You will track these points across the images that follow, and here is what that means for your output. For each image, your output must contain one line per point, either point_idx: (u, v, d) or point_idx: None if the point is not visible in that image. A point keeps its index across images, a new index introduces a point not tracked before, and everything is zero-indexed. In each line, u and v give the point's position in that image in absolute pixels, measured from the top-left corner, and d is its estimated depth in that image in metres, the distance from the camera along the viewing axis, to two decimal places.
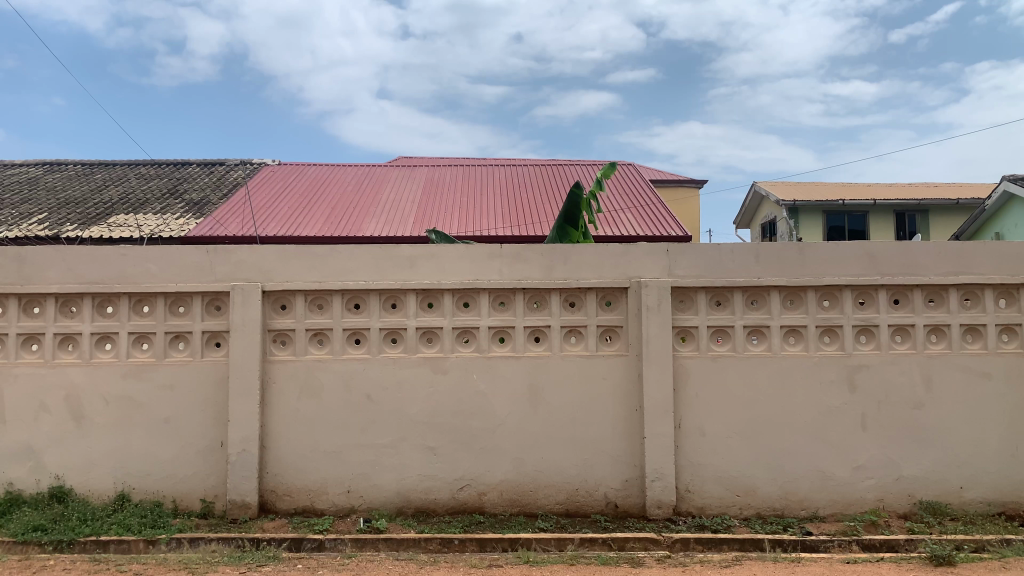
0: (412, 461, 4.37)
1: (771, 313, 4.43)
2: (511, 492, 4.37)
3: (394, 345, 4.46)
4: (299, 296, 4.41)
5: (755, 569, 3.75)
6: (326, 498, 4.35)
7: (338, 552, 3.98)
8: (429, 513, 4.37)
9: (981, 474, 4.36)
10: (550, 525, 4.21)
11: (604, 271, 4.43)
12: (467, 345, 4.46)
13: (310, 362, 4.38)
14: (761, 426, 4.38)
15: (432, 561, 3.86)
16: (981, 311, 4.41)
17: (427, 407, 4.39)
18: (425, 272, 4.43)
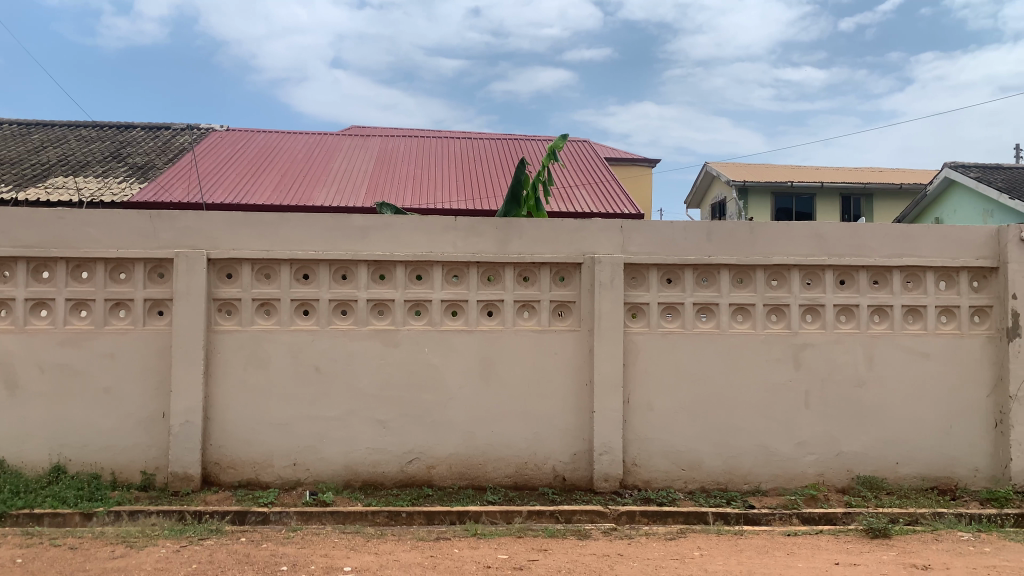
0: (360, 434, 4.29)
1: (858, 292, 4.51)
2: (461, 466, 4.33)
3: (379, 317, 4.36)
4: (362, 266, 4.32)
5: (696, 541, 3.72)
6: (272, 470, 4.26)
7: (284, 525, 3.90)
8: (376, 485, 4.30)
9: (918, 451, 4.49)
10: (498, 498, 4.19)
11: (689, 253, 4.43)
12: (418, 318, 4.37)
13: (293, 335, 4.27)
14: (706, 402, 4.42)
15: (379, 533, 3.76)
16: (922, 293, 4.54)
17: (374, 378, 4.30)
18: (376, 243, 4.30)
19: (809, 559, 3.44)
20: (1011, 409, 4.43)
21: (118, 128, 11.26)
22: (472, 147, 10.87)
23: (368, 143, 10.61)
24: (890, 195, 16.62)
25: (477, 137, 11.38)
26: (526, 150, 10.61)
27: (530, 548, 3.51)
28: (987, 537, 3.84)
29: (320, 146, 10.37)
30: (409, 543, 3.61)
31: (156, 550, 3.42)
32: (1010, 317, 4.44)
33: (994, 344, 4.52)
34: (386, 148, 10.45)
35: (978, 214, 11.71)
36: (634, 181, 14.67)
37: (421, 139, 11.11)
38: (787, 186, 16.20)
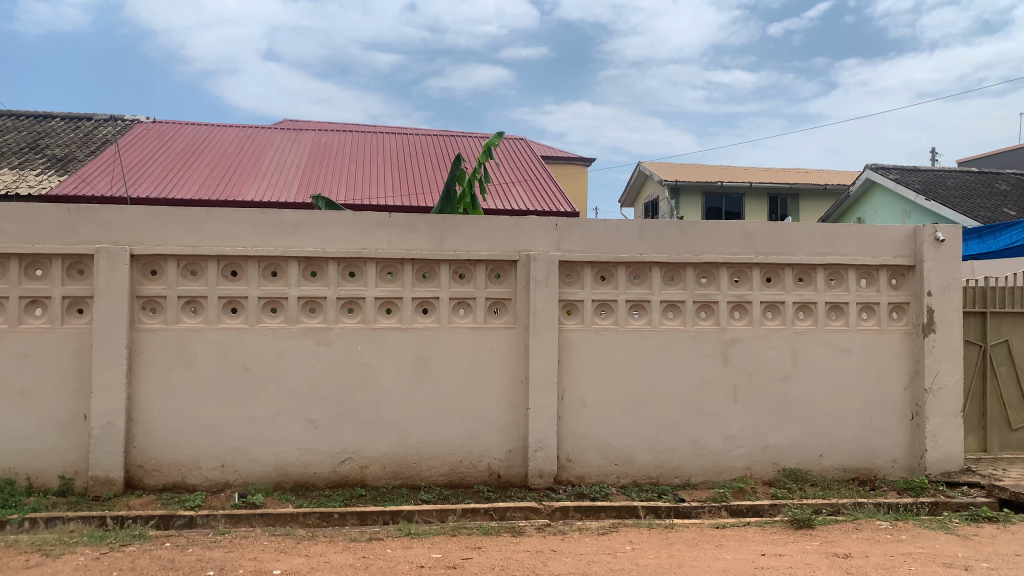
0: (291, 434, 4.21)
1: (783, 289, 4.65)
2: (395, 465, 4.30)
3: (311, 315, 4.29)
4: (293, 263, 4.23)
5: (628, 535, 3.78)
6: (198, 473, 4.15)
7: (211, 529, 3.80)
8: (308, 486, 4.23)
9: (840, 443, 4.65)
10: (432, 496, 4.17)
11: (622, 251, 4.48)
12: (351, 316, 4.31)
13: (221, 333, 4.16)
14: (638, 398, 4.48)
15: (311, 535, 3.70)
16: (844, 290, 4.70)
17: (306, 377, 4.22)
18: (309, 240, 4.22)
19: (736, 551, 3.53)
20: (927, 402, 4.64)
21: (36, 118, 10.78)
22: (407, 143, 10.78)
23: (301, 137, 10.41)
24: (814, 196, 17.18)
25: (413, 133, 11.28)
26: (462, 147, 10.58)
27: (463, 547, 3.51)
28: (904, 525, 4.00)
29: (251, 140, 10.13)
30: (341, 544, 3.56)
31: (74, 558, 3.29)
32: (925, 313, 4.64)
33: (911, 339, 4.72)
34: (320, 143, 10.27)
35: (896, 214, 12.22)
36: (568, 179, 14.78)
37: (355, 134, 10.96)
38: (718, 186, 16.58)
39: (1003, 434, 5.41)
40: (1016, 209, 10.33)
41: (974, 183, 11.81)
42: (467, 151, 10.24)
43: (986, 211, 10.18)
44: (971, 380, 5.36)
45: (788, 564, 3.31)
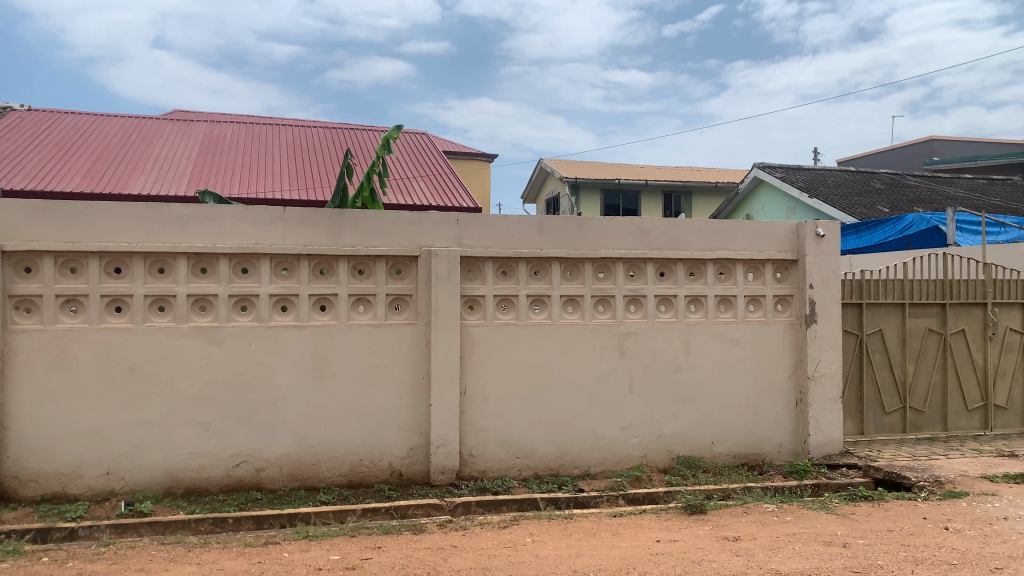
0: (182, 438, 4.05)
1: (677, 283, 4.80)
2: (292, 466, 4.19)
3: (202, 314, 4.12)
4: (182, 259, 4.05)
5: (528, 527, 3.82)
6: (80, 482, 3.93)
7: (94, 541, 3.60)
8: (200, 492, 4.08)
9: (730, 430, 4.85)
10: (332, 497, 4.09)
11: (522, 247, 4.52)
12: (244, 314, 4.17)
13: (104, 333, 3.95)
14: (539, 392, 4.53)
15: (203, 542, 3.56)
16: (732, 283, 4.90)
17: (197, 378, 4.06)
18: (199, 235, 4.06)
19: (632, 538, 3.63)
20: (809, 388, 4.90)
21: None
22: (304, 136, 10.52)
23: (191, 128, 10.00)
24: (706, 193, 17.82)
25: (310, 125, 11.02)
26: (361, 141, 10.40)
27: (363, 547, 3.46)
28: (788, 507, 4.21)
29: (137, 130, 9.65)
30: (234, 550, 3.44)
31: None
32: (808, 305, 4.91)
33: (795, 329, 4.97)
34: (211, 134, 9.88)
35: (782, 210, 12.83)
36: (469, 174, 14.78)
37: (249, 125, 10.61)
38: (615, 183, 16.96)
39: (877, 417, 5.78)
40: (888, 206, 11.02)
41: (852, 181, 12.52)
42: (365, 145, 10.09)
43: (862, 208, 10.82)
44: (849, 367, 5.69)
45: (681, 550, 3.42)
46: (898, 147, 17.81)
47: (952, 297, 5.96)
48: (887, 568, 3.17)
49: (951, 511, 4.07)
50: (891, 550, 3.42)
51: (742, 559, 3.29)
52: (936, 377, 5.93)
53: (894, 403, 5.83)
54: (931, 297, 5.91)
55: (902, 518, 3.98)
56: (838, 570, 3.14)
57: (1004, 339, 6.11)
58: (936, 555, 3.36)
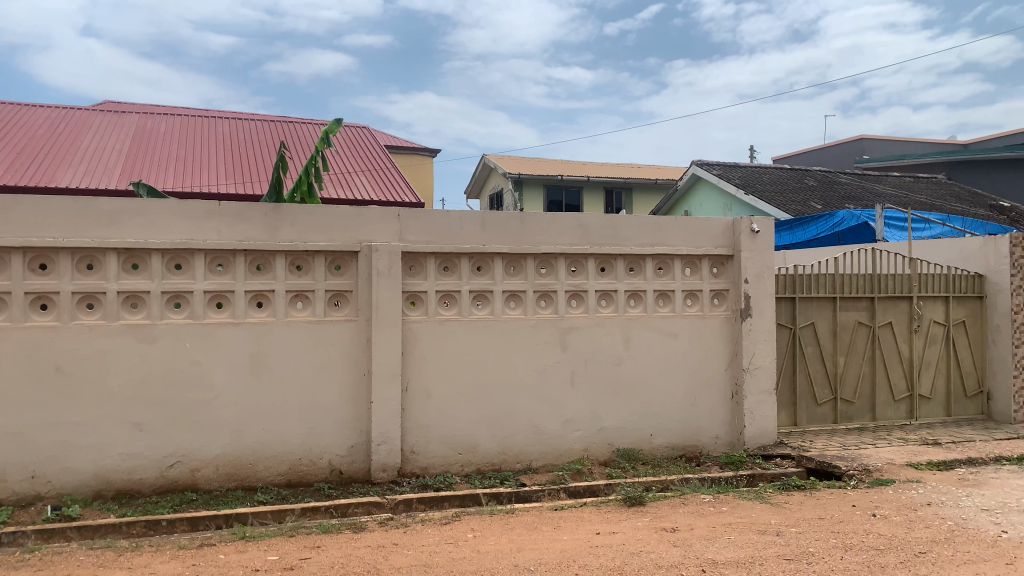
0: (113, 439, 3.92)
1: (617, 278, 4.85)
2: (229, 466, 4.10)
3: (133, 311, 4.00)
4: (111, 255, 3.92)
5: (470, 523, 3.81)
6: (4, 487, 3.78)
7: (19, 547, 3.47)
8: (132, 494, 3.96)
9: (669, 422, 4.93)
10: (270, 497, 4.02)
11: (463, 242, 4.51)
12: (178, 311, 4.06)
13: (29, 332, 3.80)
14: (481, 387, 4.53)
15: (134, 546, 3.46)
16: (671, 278, 4.98)
17: (129, 378, 3.94)
18: (129, 230, 3.93)
19: (573, 531, 3.66)
20: (745, 381, 5.02)
21: None
22: (241, 128, 10.28)
23: (123, 119, 9.68)
24: (646, 190, 18.07)
25: (247, 118, 10.78)
26: (300, 134, 10.22)
27: (301, 547, 3.41)
28: (724, 497, 4.30)
29: (64, 120, 9.30)
30: (167, 553, 3.35)
31: None
32: (743, 299, 5.02)
33: (730, 323, 5.08)
34: (144, 126, 9.59)
35: (720, 207, 13.09)
36: (411, 169, 14.67)
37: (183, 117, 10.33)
38: (557, 179, 17.05)
39: (809, 408, 5.95)
40: (821, 203, 11.35)
41: (786, 179, 12.85)
42: (304, 139, 9.92)
43: (796, 205, 11.11)
44: (783, 360, 5.84)
45: (620, 541, 3.46)
46: (829, 146, 18.35)
47: (880, 291, 6.17)
48: (817, 555, 3.27)
49: (878, 498, 4.22)
50: (821, 537, 3.52)
51: (680, 549, 3.35)
52: (865, 369, 6.14)
53: (825, 394, 6.01)
54: (860, 291, 6.11)
55: (833, 506, 4.11)
56: (771, 559, 3.22)
57: (929, 332, 6.35)
58: (864, 541, 3.47)
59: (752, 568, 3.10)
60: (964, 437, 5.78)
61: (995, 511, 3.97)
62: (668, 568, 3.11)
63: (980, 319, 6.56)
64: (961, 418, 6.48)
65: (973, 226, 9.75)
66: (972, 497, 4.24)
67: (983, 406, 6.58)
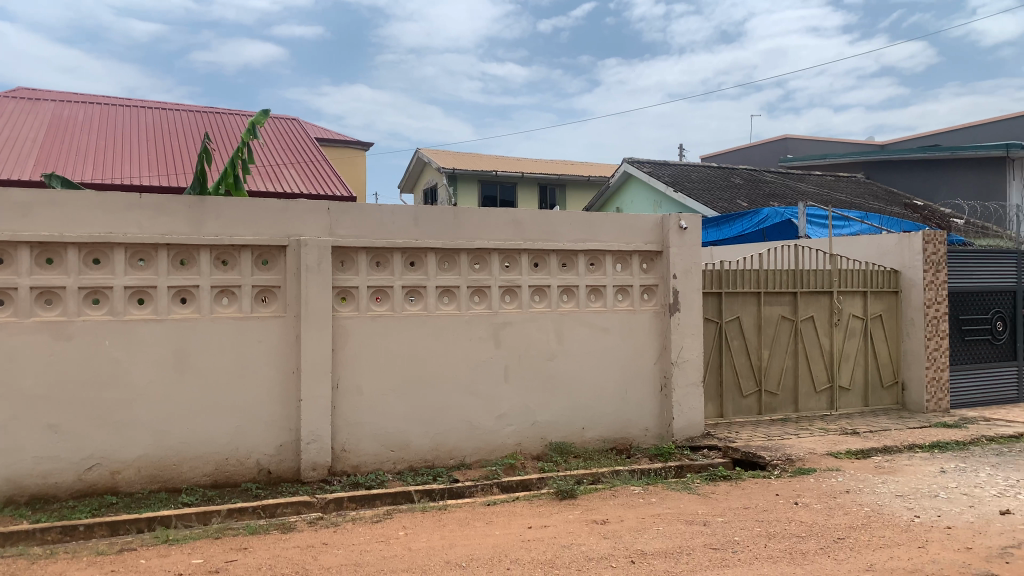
0: (26, 441, 3.75)
1: (549, 274, 4.88)
2: (151, 468, 3.97)
3: (47, 308, 3.83)
4: (24, 249, 3.75)
5: (402, 520, 3.79)
6: None
7: None
8: (47, 499, 3.79)
9: (601, 416, 4.99)
10: (195, 499, 3.91)
11: (396, 237, 4.46)
12: (96, 307, 3.91)
13: None
14: (413, 383, 4.50)
15: (50, 553, 3.32)
16: (603, 274, 5.04)
17: (43, 377, 3.77)
18: (43, 222, 3.76)
19: (505, 526, 3.67)
20: (673, 374, 5.12)
21: None
22: (164, 119, 9.95)
23: (37, 107, 9.25)
24: (579, 186, 18.24)
25: (171, 107, 10.44)
26: (227, 125, 9.95)
27: (227, 549, 3.32)
28: (654, 489, 4.38)
29: None
30: (84, 559, 3.23)
31: None
32: (672, 294, 5.13)
33: (660, 317, 5.17)
34: (60, 114, 9.19)
35: (650, 204, 13.31)
36: (343, 163, 14.46)
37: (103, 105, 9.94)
38: (491, 175, 17.06)
39: (735, 400, 6.11)
40: (747, 200, 11.65)
41: (714, 177, 13.14)
42: (231, 130, 9.66)
43: (723, 202, 11.38)
44: (710, 353, 5.98)
45: (552, 535, 3.49)
46: (755, 146, 18.85)
47: (802, 286, 6.38)
48: (742, 544, 3.36)
49: (800, 487, 4.36)
50: (747, 526, 3.62)
51: (610, 542, 3.40)
52: (788, 361, 6.33)
53: (751, 387, 6.18)
54: (783, 286, 6.30)
55: (757, 495, 4.23)
56: (698, 548, 3.29)
57: (847, 325, 6.60)
58: (786, 528, 3.58)
59: (680, 558, 3.17)
60: (879, 426, 6.03)
61: (908, 496, 4.15)
62: (599, 560, 3.14)
63: (895, 313, 6.84)
64: (877, 408, 6.75)
65: (889, 224, 10.16)
66: (887, 483, 4.43)
67: (898, 396, 6.87)
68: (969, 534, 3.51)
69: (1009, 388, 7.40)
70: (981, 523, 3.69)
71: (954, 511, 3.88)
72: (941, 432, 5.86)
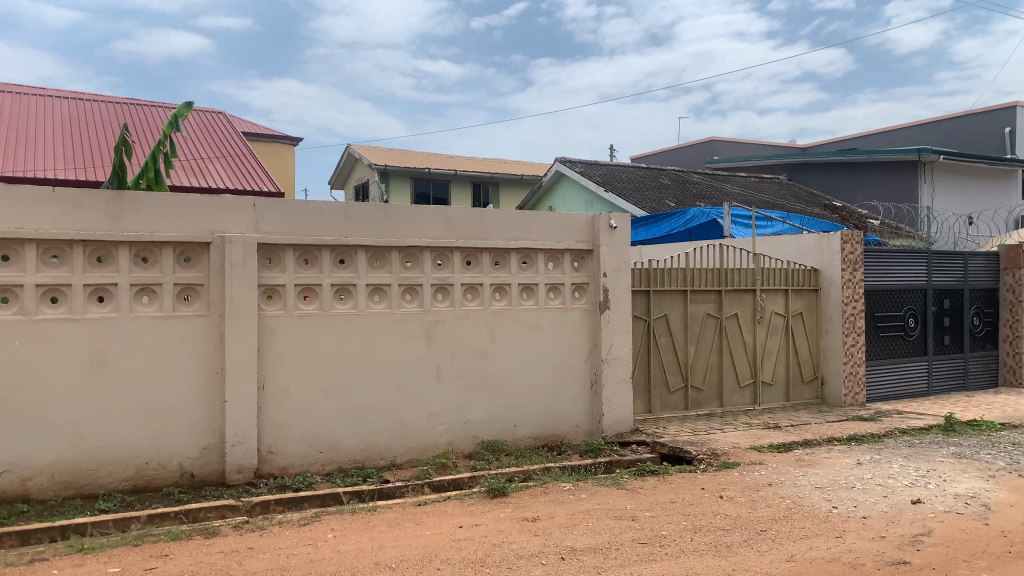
0: None
1: (482, 272, 4.88)
2: (66, 474, 3.81)
3: None
4: None
5: (330, 523, 3.73)
6: None
7: None
8: None
9: (532, 413, 5.02)
10: (113, 505, 3.77)
11: (325, 235, 4.39)
12: (6, 306, 3.72)
13: None
14: (343, 383, 4.44)
15: None
16: (535, 272, 5.06)
17: None
18: None
19: (436, 526, 3.65)
20: (603, 371, 5.19)
21: None
22: (81, 109, 9.54)
23: None
24: (512, 184, 18.29)
25: (88, 97, 10.03)
26: (148, 117, 9.61)
27: (147, 556, 3.21)
28: (584, 485, 4.43)
29: None
30: None
31: None
32: (602, 292, 5.20)
33: (590, 315, 5.23)
34: None
35: (582, 204, 13.44)
36: (271, 157, 14.15)
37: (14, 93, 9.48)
38: (423, 172, 16.96)
39: (663, 396, 6.23)
40: (675, 201, 11.89)
41: (643, 177, 13.36)
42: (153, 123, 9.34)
43: (652, 202, 11.58)
44: (639, 350, 6.08)
45: (483, 534, 3.49)
46: (684, 147, 19.25)
47: (727, 284, 6.54)
48: (669, 538, 3.42)
49: (724, 480, 4.47)
50: (673, 520, 3.69)
51: (541, 539, 3.42)
52: (714, 358, 6.49)
53: (678, 383, 6.30)
54: (710, 285, 6.45)
55: (684, 489, 4.32)
56: (627, 543, 3.34)
57: (770, 322, 6.80)
58: (712, 521, 3.67)
59: (609, 553, 3.21)
60: (800, 420, 6.23)
61: (827, 488, 4.30)
62: (529, 557, 3.16)
63: (816, 311, 7.08)
64: (798, 402, 6.98)
65: (810, 224, 10.51)
66: (807, 476, 4.58)
67: (818, 391, 7.12)
68: (883, 523, 3.66)
69: (920, 382, 7.75)
70: (894, 512, 3.85)
71: (869, 501, 4.05)
72: (858, 426, 6.10)
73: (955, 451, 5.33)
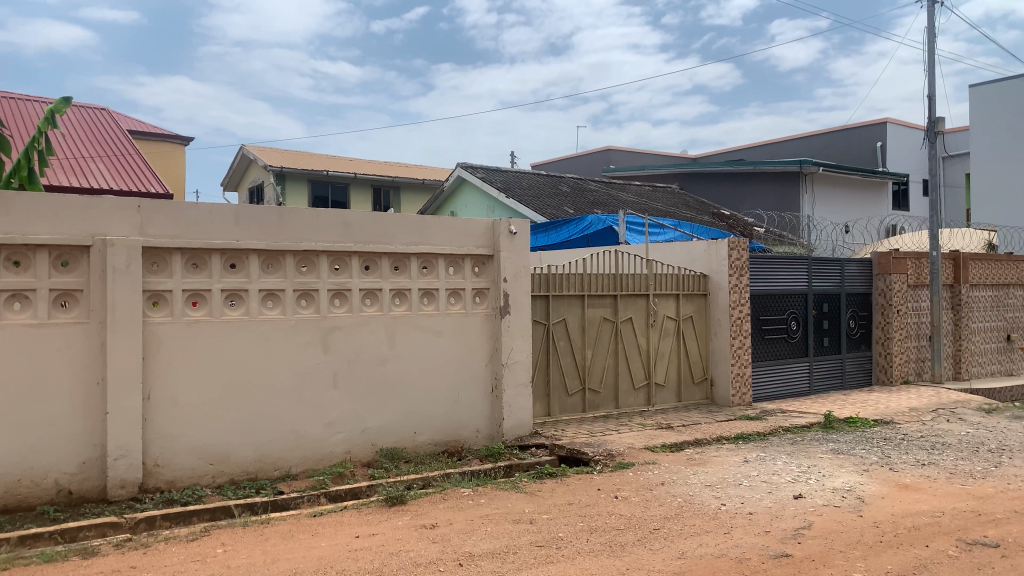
0: None
1: (381, 277, 4.81)
2: None
3: None
4: None
5: (220, 537, 3.59)
6: None
7: None
8: None
9: (432, 419, 4.99)
10: None
11: (215, 238, 4.23)
12: None
13: None
14: (234, 392, 4.28)
15: None
16: (434, 277, 5.04)
17: None
18: None
19: (332, 537, 3.58)
20: (503, 375, 5.22)
21: None
22: None
23: None
24: (412, 189, 18.17)
25: None
26: (22, 112, 9.02)
27: None
28: (483, 490, 4.43)
29: None
30: None
31: None
32: (501, 297, 5.23)
33: (490, 321, 5.26)
34: None
35: (483, 209, 13.49)
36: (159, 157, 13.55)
37: None
38: (322, 175, 16.62)
39: (562, 400, 6.32)
40: (574, 208, 12.11)
41: (543, 184, 13.53)
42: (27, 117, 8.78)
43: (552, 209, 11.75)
44: (538, 355, 6.15)
45: (380, 543, 3.44)
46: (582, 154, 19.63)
47: (622, 289, 6.70)
48: (565, 539, 3.47)
49: (620, 481, 4.57)
50: (571, 522, 3.74)
51: (439, 546, 3.40)
52: (610, 362, 6.63)
53: (576, 387, 6.41)
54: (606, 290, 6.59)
55: (581, 491, 4.39)
56: (525, 547, 3.37)
57: (663, 326, 7.00)
58: (607, 522, 3.75)
59: (507, 558, 3.22)
60: (692, 421, 6.44)
61: (716, 486, 4.46)
62: (427, 565, 3.14)
63: (707, 316, 7.35)
64: (690, 404, 7.22)
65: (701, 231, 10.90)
66: (698, 474, 4.74)
67: (709, 392, 7.38)
68: (767, 518, 3.83)
69: (801, 382, 8.16)
70: (778, 507, 4.04)
71: (755, 497, 4.22)
72: (745, 425, 6.36)
73: (833, 447, 5.64)
